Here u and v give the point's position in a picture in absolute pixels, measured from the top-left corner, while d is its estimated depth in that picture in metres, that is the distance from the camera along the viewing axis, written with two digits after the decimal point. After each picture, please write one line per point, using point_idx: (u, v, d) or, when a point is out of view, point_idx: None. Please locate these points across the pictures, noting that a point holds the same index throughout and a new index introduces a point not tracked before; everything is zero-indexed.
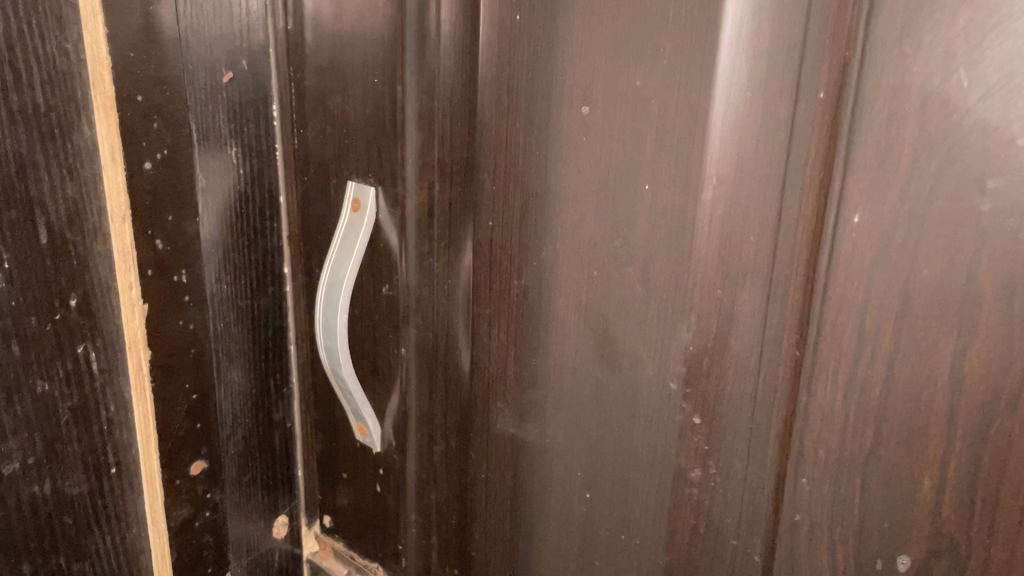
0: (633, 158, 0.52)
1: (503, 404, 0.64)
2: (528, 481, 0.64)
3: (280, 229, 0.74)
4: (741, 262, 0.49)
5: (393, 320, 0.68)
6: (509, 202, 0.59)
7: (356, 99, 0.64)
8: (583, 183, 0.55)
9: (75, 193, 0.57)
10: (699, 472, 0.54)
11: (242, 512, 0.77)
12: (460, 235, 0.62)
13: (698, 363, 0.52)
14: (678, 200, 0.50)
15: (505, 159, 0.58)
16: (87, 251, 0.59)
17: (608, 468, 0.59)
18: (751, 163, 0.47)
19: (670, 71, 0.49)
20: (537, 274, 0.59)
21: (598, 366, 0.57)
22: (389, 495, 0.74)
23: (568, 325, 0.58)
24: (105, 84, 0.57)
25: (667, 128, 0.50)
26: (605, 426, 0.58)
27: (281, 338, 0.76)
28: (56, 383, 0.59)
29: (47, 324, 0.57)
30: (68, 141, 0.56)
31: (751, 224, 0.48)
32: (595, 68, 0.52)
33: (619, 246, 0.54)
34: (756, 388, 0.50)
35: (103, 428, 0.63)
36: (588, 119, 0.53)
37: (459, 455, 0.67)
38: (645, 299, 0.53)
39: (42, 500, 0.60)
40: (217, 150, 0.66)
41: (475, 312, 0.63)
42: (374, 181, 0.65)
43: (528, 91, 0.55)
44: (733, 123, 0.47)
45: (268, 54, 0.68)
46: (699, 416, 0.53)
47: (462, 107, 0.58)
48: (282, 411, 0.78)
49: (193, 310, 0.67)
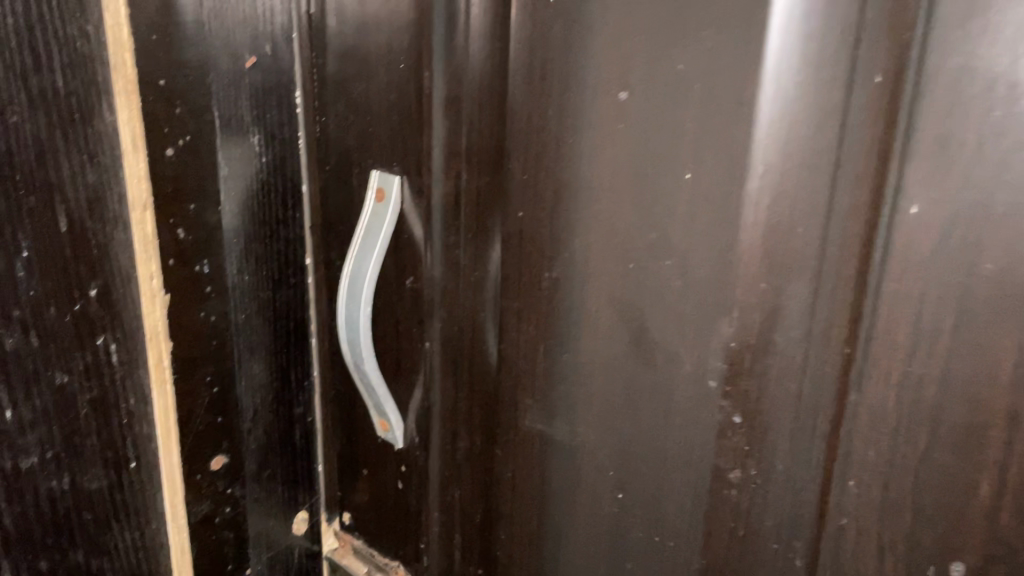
0: (675, 146, 0.49)
1: (530, 401, 0.61)
2: (554, 481, 0.62)
3: (302, 219, 0.72)
4: (787, 255, 0.46)
5: (417, 314, 0.66)
6: (540, 191, 0.56)
7: (380, 85, 0.62)
8: (618, 171, 0.52)
9: (95, 180, 0.55)
10: (739, 473, 0.52)
11: (262, 509, 0.75)
12: (489, 226, 0.60)
13: (739, 360, 0.50)
14: (721, 190, 0.48)
15: (536, 146, 0.55)
16: (108, 240, 0.57)
17: (641, 467, 0.56)
18: (801, 150, 0.45)
19: (713, 54, 0.46)
20: (569, 267, 0.56)
21: (633, 363, 0.54)
22: (411, 492, 0.73)
23: (600, 321, 0.55)
24: (127, 68, 0.55)
25: (710, 114, 0.47)
26: (639, 425, 0.55)
27: (304, 331, 0.75)
28: (75, 375, 0.57)
29: (67, 315, 0.56)
30: (89, 126, 0.54)
31: (800, 214, 0.46)
32: (633, 52, 0.49)
33: (657, 238, 0.51)
34: (801, 386, 0.48)
35: (123, 422, 0.61)
36: (626, 105, 0.50)
37: (486, 453, 0.66)
38: (685, 294, 0.51)
39: (61, 495, 0.58)
40: (240, 137, 0.65)
41: (503, 305, 0.61)
42: (399, 170, 0.64)
43: (560, 75, 0.53)
44: (783, 108, 0.45)
45: (290, 39, 0.66)
46: (739, 416, 0.51)
47: (491, 93, 0.56)
48: (303, 405, 0.77)
49: (215, 301, 0.66)
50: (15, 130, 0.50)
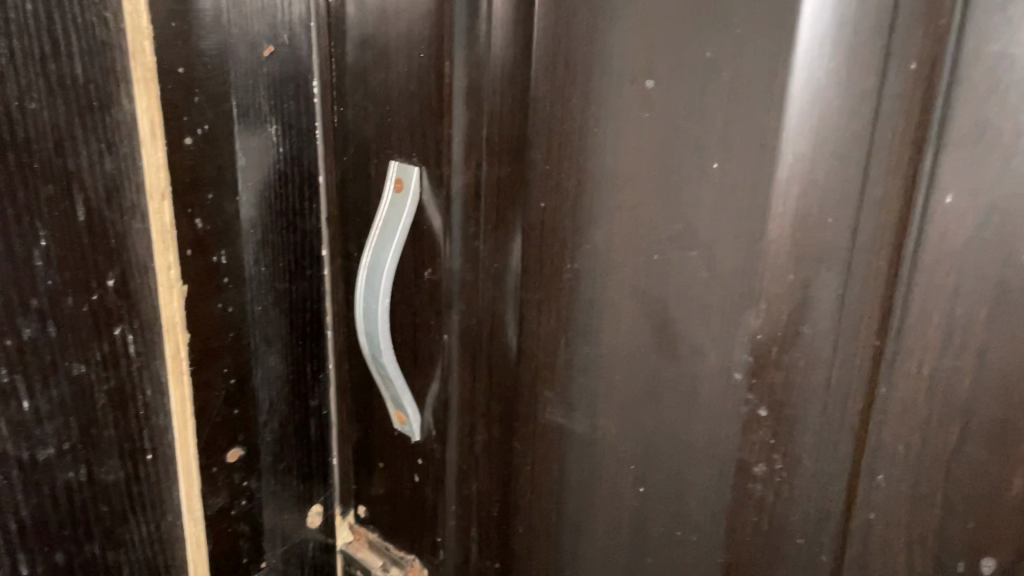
0: (703, 134, 0.48)
1: (551, 393, 0.60)
2: (574, 475, 0.61)
3: (319, 210, 0.71)
4: (817, 245, 0.46)
5: (435, 305, 0.66)
6: (562, 181, 0.55)
7: (399, 75, 0.62)
8: (643, 161, 0.51)
9: (113, 169, 0.55)
10: (764, 467, 0.51)
11: (277, 502, 0.75)
12: (510, 216, 0.59)
13: (766, 352, 0.49)
14: (749, 179, 0.47)
15: (559, 135, 0.55)
16: (125, 229, 0.57)
17: (663, 461, 0.55)
18: (832, 139, 0.44)
19: (742, 41, 0.45)
20: (592, 259, 0.55)
21: (657, 356, 0.54)
22: (428, 485, 0.72)
23: (623, 313, 0.55)
24: (146, 55, 0.54)
25: (739, 102, 0.46)
26: (662, 419, 0.55)
27: (320, 323, 0.74)
28: (92, 365, 0.57)
29: (84, 304, 0.55)
30: (107, 114, 0.54)
31: (830, 204, 0.45)
32: (660, 39, 0.48)
33: (683, 229, 0.50)
34: (829, 378, 0.47)
35: (139, 413, 0.61)
36: (652, 93, 0.49)
37: (504, 446, 0.65)
38: (710, 285, 0.50)
39: (78, 486, 0.58)
40: (258, 127, 0.64)
41: (523, 297, 0.60)
42: (418, 161, 0.63)
43: (584, 64, 0.52)
44: (814, 96, 0.44)
45: (308, 27, 0.65)
46: (765, 409, 0.50)
47: (513, 82, 0.56)
48: (318, 397, 0.76)
49: (232, 292, 0.65)
50: (34, 117, 0.50)
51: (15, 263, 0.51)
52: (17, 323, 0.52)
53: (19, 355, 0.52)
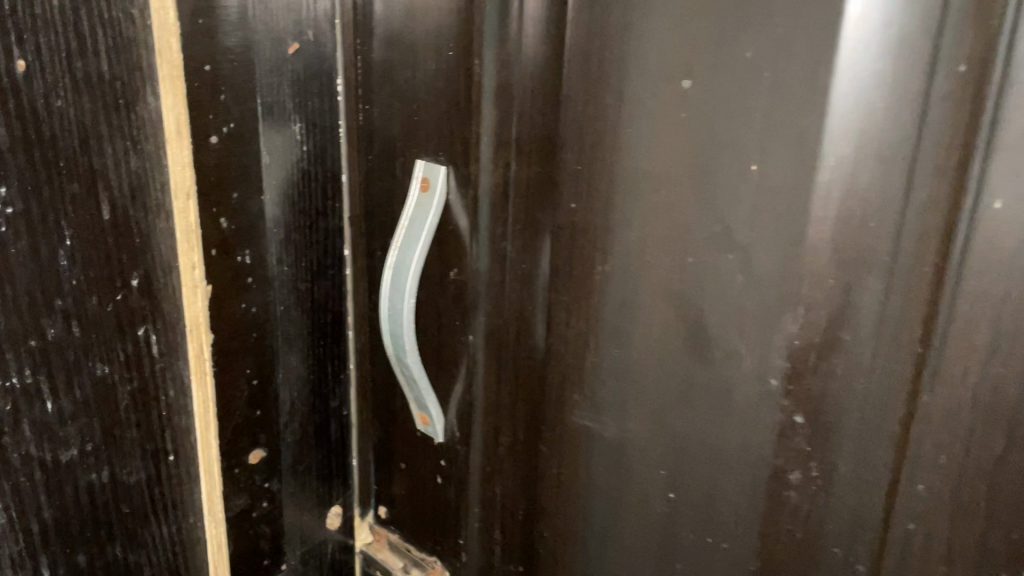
0: (741, 135, 0.47)
1: (579, 396, 0.60)
2: (601, 480, 0.60)
3: (342, 209, 0.70)
4: (858, 250, 0.45)
5: (461, 306, 0.65)
6: (594, 181, 0.55)
7: (427, 73, 0.61)
8: (678, 162, 0.50)
9: (138, 167, 0.54)
10: (799, 474, 0.50)
11: (298, 503, 0.74)
12: (539, 217, 0.58)
13: (803, 358, 0.48)
14: (789, 182, 0.46)
15: (591, 135, 0.54)
16: (150, 228, 0.56)
17: (694, 467, 0.55)
18: (876, 141, 0.43)
19: (785, 40, 0.44)
20: (623, 261, 0.54)
21: (689, 360, 0.53)
22: (451, 487, 0.71)
23: (656, 316, 0.54)
24: (173, 52, 0.53)
25: (780, 103, 0.45)
26: (694, 424, 0.54)
27: (342, 322, 0.74)
28: (116, 366, 0.56)
29: (108, 304, 0.55)
30: (133, 112, 0.53)
31: (873, 208, 0.44)
32: (698, 38, 0.47)
33: (718, 231, 0.49)
34: (868, 385, 0.46)
35: (162, 414, 0.60)
36: (690, 93, 0.48)
37: (530, 449, 0.64)
38: (747, 289, 0.49)
39: (100, 488, 0.57)
40: (282, 125, 0.63)
41: (552, 299, 0.59)
42: (444, 160, 0.62)
43: (619, 62, 0.51)
44: (857, 97, 0.43)
45: (333, 24, 0.65)
46: (802, 415, 0.49)
47: (544, 81, 0.55)
48: (340, 397, 0.76)
49: (255, 293, 0.65)
50: (60, 115, 0.49)
51: (39, 263, 0.50)
52: (41, 323, 0.51)
53: (43, 356, 0.52)
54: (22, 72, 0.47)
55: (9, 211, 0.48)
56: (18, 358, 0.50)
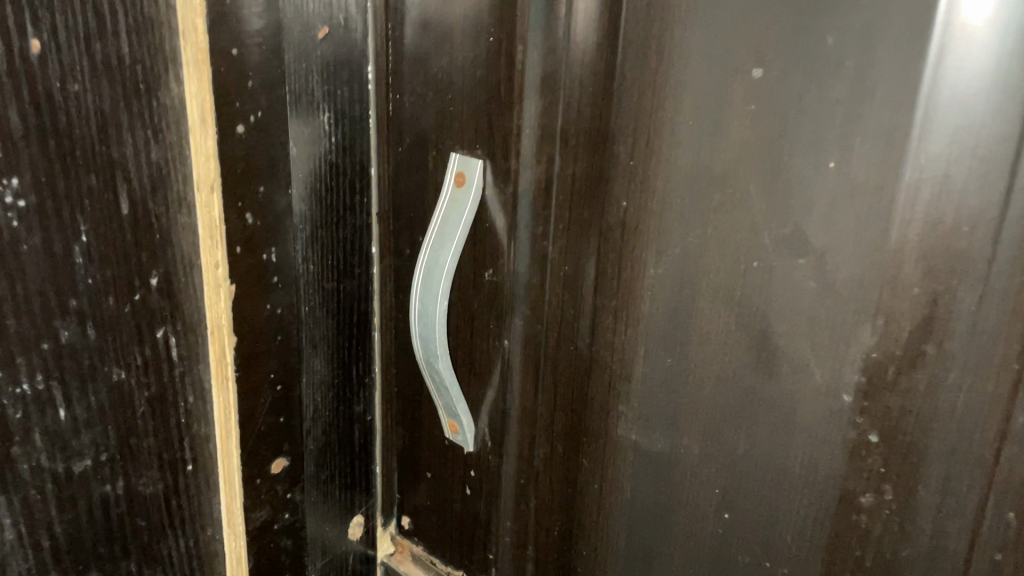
0: (817, 130, 0.43)
1: (625, 407, 0.56)
2: (648, 496, 0.56)
3: (370, 204, 0.67)
4: (948, 257, 0.41)
5: (496, 309, 0.61)
6: (648, 178, 0.51)
7: (465, 60, 0.57)
8: (746, 159, 0.46)
9: (159, 158, 0.50)
10: (871, 498, 0.46)
11: (320, 513, 0.71)
12: (585, 217, 0.54)
13: (880, 372, 0.44)
14: (873, 182, 0.42)
15: (647, 128, 0.50)
16: (170, 224, 0.52)
17: (753, 487, 0.51)
18: (974, 138, 0.39)
19: (872, 26, 0.40)
20: (679, 264, 0.51)
21: (751, 372, 0.49)
22: (481, 498, 0.68)
23: (714, 324, 0.50)
24: (198, 32, 0.49)
25: (863, 95, 0.41)
26: (753, 441, 0.50)
27: (367, 323, 0.70)
28: (132, 371, 0.52)
29: (125, 305, 0.51)
30: (154, 98, 0.49)
31: (966, 212, 0.40)
32: (772, 23, 0.43)
33: (789, 234, 0.46)
34: (954, 404, 0.42)
35: (180, 422, 0.56)
36: (760, 83, 0.44)
37: (568, 461, 0.61)
38: (820, 297, 0.45)
39: (115, 501, 0.54)
40: (310, 114, 0.59)
41: (598, 303, 0.56)
42: (482, 154, 0.58)
43: (679, 50, 0.47)
44: (952, 89, 0.39)
45: (364, 8, 0.61)
46: (877, 435, 0.45)
47: (596, 69, 0.51)
48: (363, 402, 0.72)
49: (281, 293, 0.61)
50: (77, 101, 0.45)
51: (53, 260, 0.46)
52: (54, 326, 0.47)
53: (56, 360, 0.48)
54: (37, 54, 0.43)
55: (21, 204, 0.44)
56: (29, 362, 0.47)
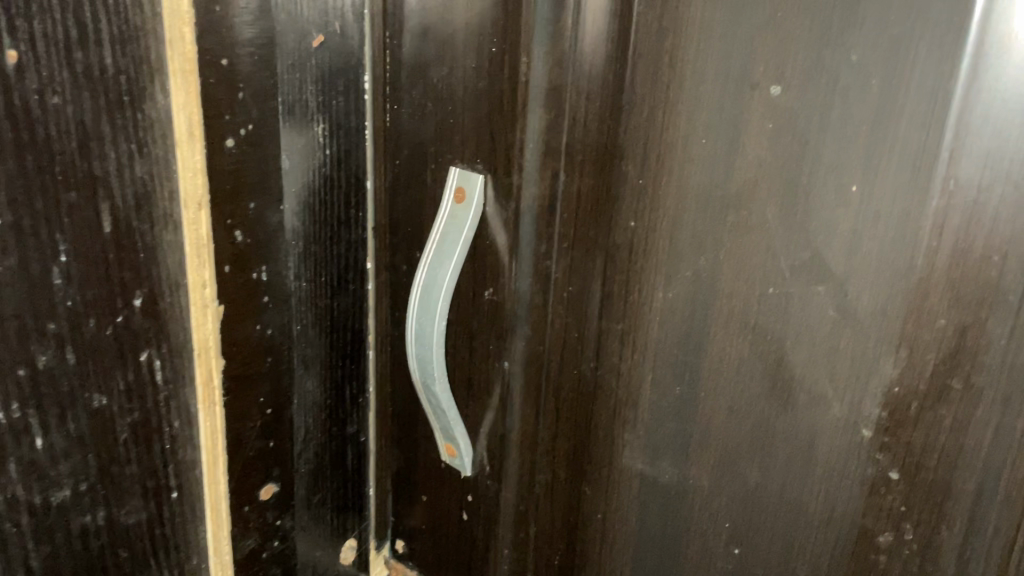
0: (841, 152, 0.41)
1: (631, 435, 0.54)
2: (654, 527, 0.54)
3: (365, 219, 0.64)
4: (977, 288, 0.38)
5: (496, 329, 0.59)
6: (659, 198, 0.49)
7: (467, 71, 0.55)
8: (763, 180, 0.44)
9: (144, 173, 0.48)
10: (890, 536, 0.44)
11: (311, 538, 0.68)
12: (591, 236, 0.52)
13: (903, 407, 0.42)
14: (898, 209, 0.40)
15: (658, 145, 0.48)
16: (155, 242, 0.50)
17: (766, 521, 0.49)
18: (1008, 161, 0.36)
19: (900, 43, 0.38)
20: (690, 289, 0.48)
21: (765, 403, 0.47)
22: (478, 523, 0.65)
23: (727, 352, 0.48)
24: (186, 42, 0.47)
25: (888, 117, 0.39)
26: (767, 474, 0.48)
27: (361, 342, 0.68)
28: (115, 396, 0.50)
29: (107, 327, 0.48)
30: (139, 110, 0.47)
31: (998, 241, 0.37)
32: (794, 38, 0.41)
33: (808, 259, 0.43)
34: (981, 443, 0.40)
35: (165, 448, 0.54)
36: (779, 101, 0.42)
37: (571, 488, 0.58)
38: (840, 327, 0.43)
39: (95, 531, 0.51)
40: (304, 126, 0.57)
41: (604, 326, 0.53)
42: (483, 168, 0.56)
43: (693, 64, 0.45)
44: (985, 109, 0.36)
45: (361, 15, 0.58)
46: (898, 472, 0.43)
47: (605, 82, 0.49)
48: (357, 423, 0.70)
49: (272, 313, 0.58)
50: (56, 114, 0.43)
51: (30, 282, 0.44)
52: (32, 350, 0.45)
53: (33, 385, 0.45)
54: (13, 64, 0.41)
55: None
56: (4, 389, 0.44)
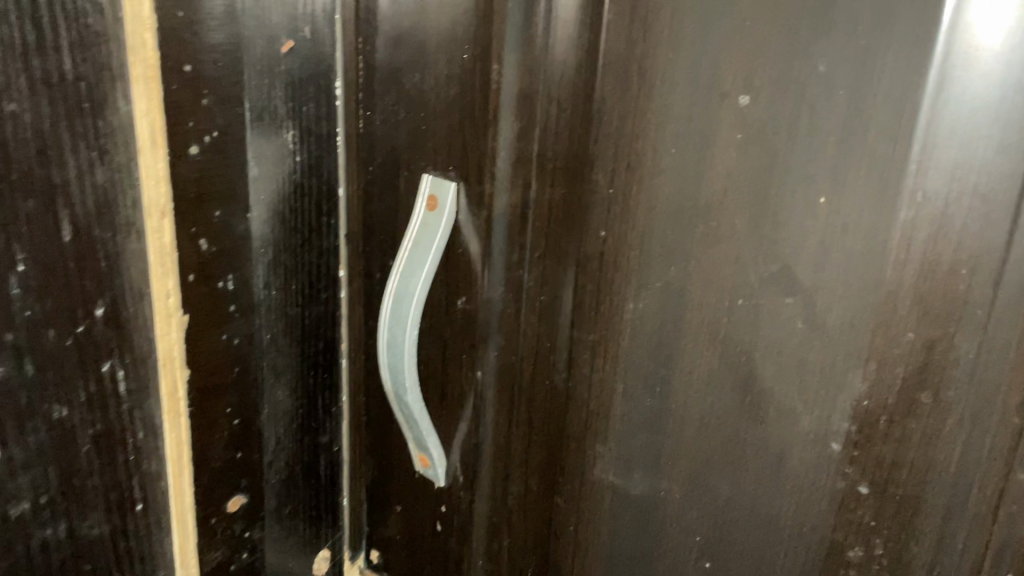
0: (808, 164, 0.40)
1: (602, 447, 0.53)
2: (626, 540, 0.54)
3: (337, 226, 0.64)
4: (945, 302, 0.38)
5: (469, 338, 0.58)
6: (630, 208, 0.48)
7: (438, 78, 0.54)
8: (732, 191, 0.43)
9: (105, 181, 0.47)
10: (860, 551, 0.43)
11: (282, 548, 0.67)
12: (563, 246, 0.51)
13: (873, 421, 0.41)
14: (864, 223, 0.39)
15: (627, 155, 0.47)
16: (118, 251, 0.49)
17: (737, 535, 0.48)
18: (974, 175, 0.36)
19: (867, 54, 0.37)
20: (660, 300, 0.48)
21: (736, 416, 0.46)
22: (452, 534, 0.65)
23: (697, 364, 0.47)
24: (147, 49, 0.47)
25: (855, 128, 0.38)
26: (738, 488, 0.47)
27: (334, 350, 0.67)
28: (76, 407, 0.49)
29: (68, 338, 0.47)
30: (100, 117, 0.46)
31: (966, 255, 0.37)
32: (763, 48, 0.40)
33: (777, 271, 0.42)
34: (950, 457, 0.39)
35: (129, 460, 0.53)
36: (747, 111, 0.42)
37: (544, 499, 0.58)
38: (810, 339, 0.42)
39: (56, 545, 0.50)
40: (272, 132, 0.56)
41: (576, 336, 0.53)
42: (455, 176, 0.55)
43: (663, 73, 0.45)
44: (953, 121, 0.36)
45: (332, 20, 0.58)
46: (868, 486, 0.42)
47: (575, 90, 0.48)
48: (330, 432, 0.69)
49: (239, 322, 0.58)
50: (13, 121, 0.42)
51: None
52: None
53: None
54: None
55: None
56: None
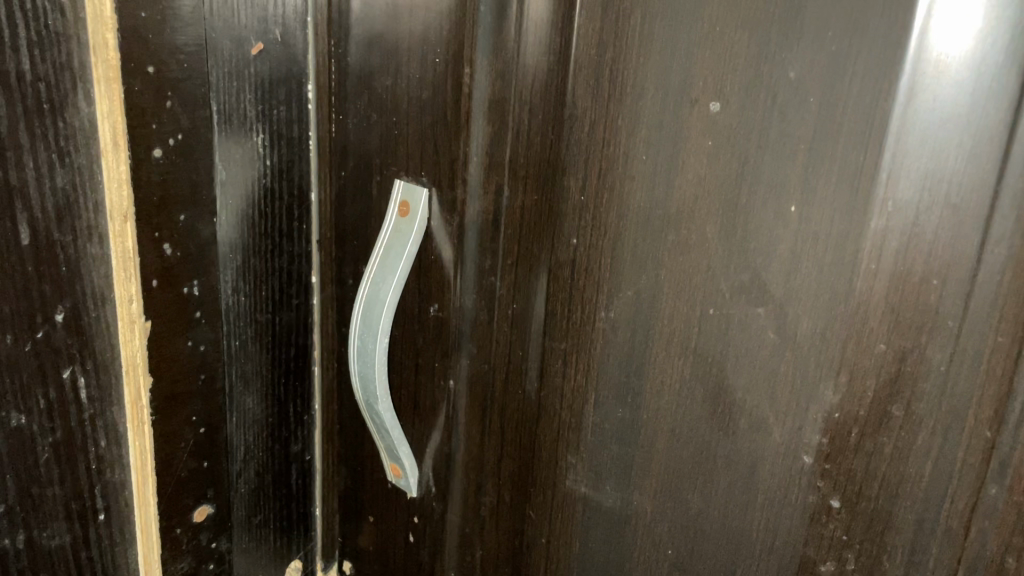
0: (778, 173, 0.39)
1: (574, 457, 0.52)
2: (598, 552, 0.52)
3: (310, 231, 0.63)
4: (917, 313, 0.37)
5: (441, 345, 0.58)
6: (601, 215, 0.47)
7: (410, 82, 0.54)
8: (704, 198, 0.42)
9: (66, 183, 0.47)
10: (833, 567, 0.42)
11: (252, 559, 0.67)
12: (535, 252, 0.51)
13: (843, 433, 0.40)
14: (832, 234, 0.38)
15: (599, 160, 0.46)
16: (78, 255, 0.49)
17: (709, 549, 0.47)
18: (945, 186, 0.34)
19: (838, 60, 0.36)
20: (630, 308, 0.47)
21: (707, 427, 0.45)
22: (425, 544, 0.64)
23: (668, 374, 0.46)
24: (109, 49, 0.46)
25: (825, 136, 0.38)
26: (709, 501, 0.46)
27: (306, 357, 0.66)
28: (34, 415, 0.49)
29: (26, 343, 0.48)
30: (60, 118, 0.46)
31: (937, 265, 0.36)
32: (733, 54, 0.40)
33: (747, 281, 0.42)
34: (922, 470, 0.38)
35: (91, 467, 0.53)
36: (717, 118, 0.41)
37: (517, 510, 0.57)
38: (780, 350, 0.41)
39: (14, 555, 0.51)
40: (241, 135, 0.56)
41: (548, 344, 0.52)
42: (427, 182, 0.55)
43: (633, 77, 0.44)
44: (924, 129, 0.34)
45: (304, 22, 0.57)
46: (839, 500, 0.41)
47: (547, 95, 0.48)
48: (302, 440, 0.68)
49: (205, 328, 0.57)
50: None
51: None
52: None
53: None
54: None
55: None
56: None
